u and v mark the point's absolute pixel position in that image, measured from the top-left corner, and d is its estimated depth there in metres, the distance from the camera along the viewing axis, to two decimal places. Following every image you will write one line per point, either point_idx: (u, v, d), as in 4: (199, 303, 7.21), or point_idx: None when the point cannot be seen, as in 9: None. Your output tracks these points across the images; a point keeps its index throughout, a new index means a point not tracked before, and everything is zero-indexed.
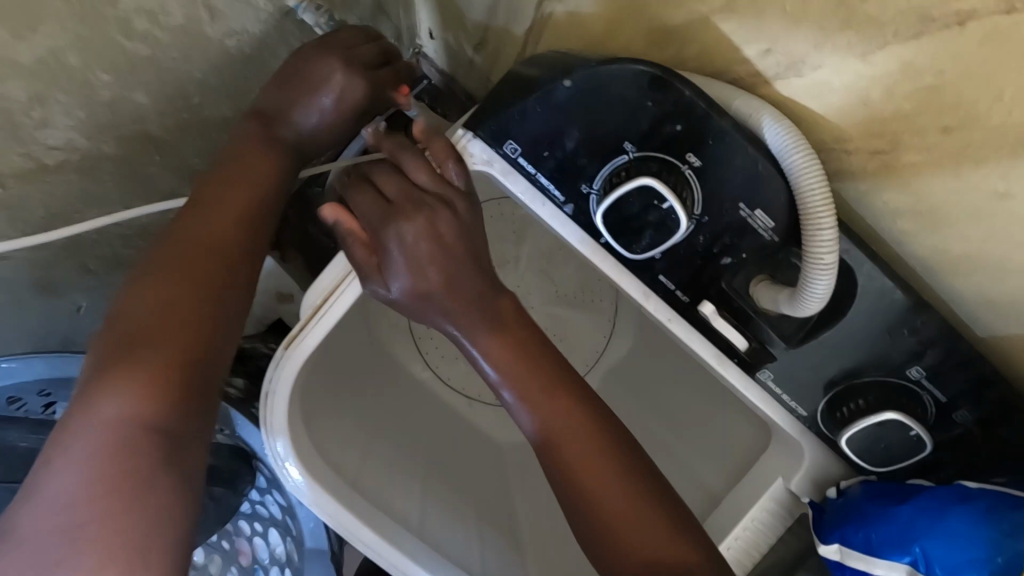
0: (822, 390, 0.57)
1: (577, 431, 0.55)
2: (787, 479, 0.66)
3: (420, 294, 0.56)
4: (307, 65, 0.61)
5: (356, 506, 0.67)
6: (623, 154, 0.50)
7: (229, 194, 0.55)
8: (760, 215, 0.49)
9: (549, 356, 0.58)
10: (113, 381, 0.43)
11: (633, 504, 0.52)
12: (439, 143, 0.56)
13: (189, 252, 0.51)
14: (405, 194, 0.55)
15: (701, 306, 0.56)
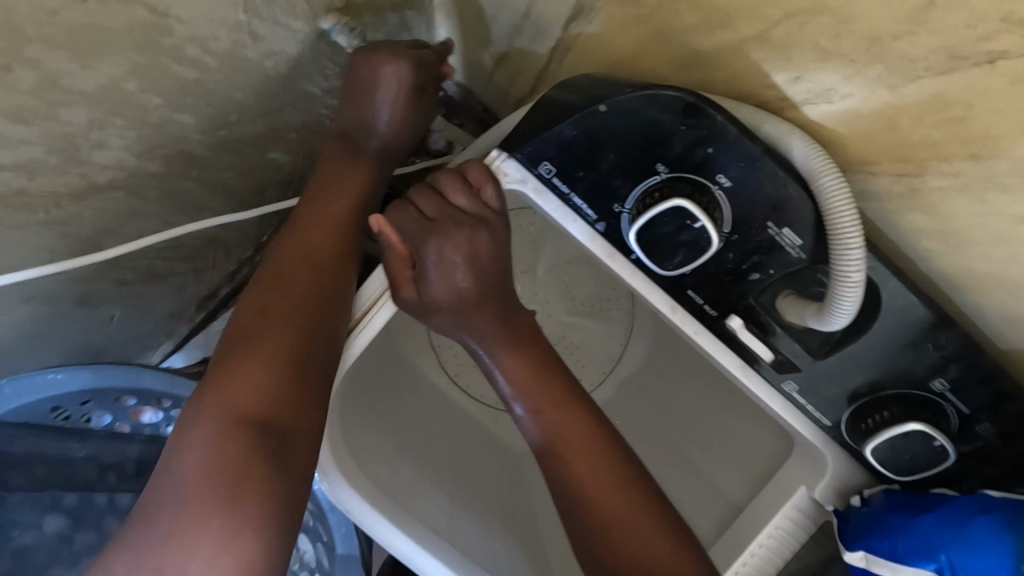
0: (846, 402, 0.59)
1: (583, 444, 0.58)
2: (810, 488, 0.67)
3: (455, 306, 0.58)
4: (359, 64, 0.68)
5: (387, 510, 0.69)
6: (655, 175, 0.52)
7: (332, 210, 0.65)
8: (788, 234, 0.51)
9: (559, 373, 0.62)
10: (231, 374, 0.52)
11: (633, 513, 0.56)
12: (476, 165, 0.58)
13: (298, 263, 0.60)
14: (443, 212, 0.58)
15: (729, 320, 0.57)
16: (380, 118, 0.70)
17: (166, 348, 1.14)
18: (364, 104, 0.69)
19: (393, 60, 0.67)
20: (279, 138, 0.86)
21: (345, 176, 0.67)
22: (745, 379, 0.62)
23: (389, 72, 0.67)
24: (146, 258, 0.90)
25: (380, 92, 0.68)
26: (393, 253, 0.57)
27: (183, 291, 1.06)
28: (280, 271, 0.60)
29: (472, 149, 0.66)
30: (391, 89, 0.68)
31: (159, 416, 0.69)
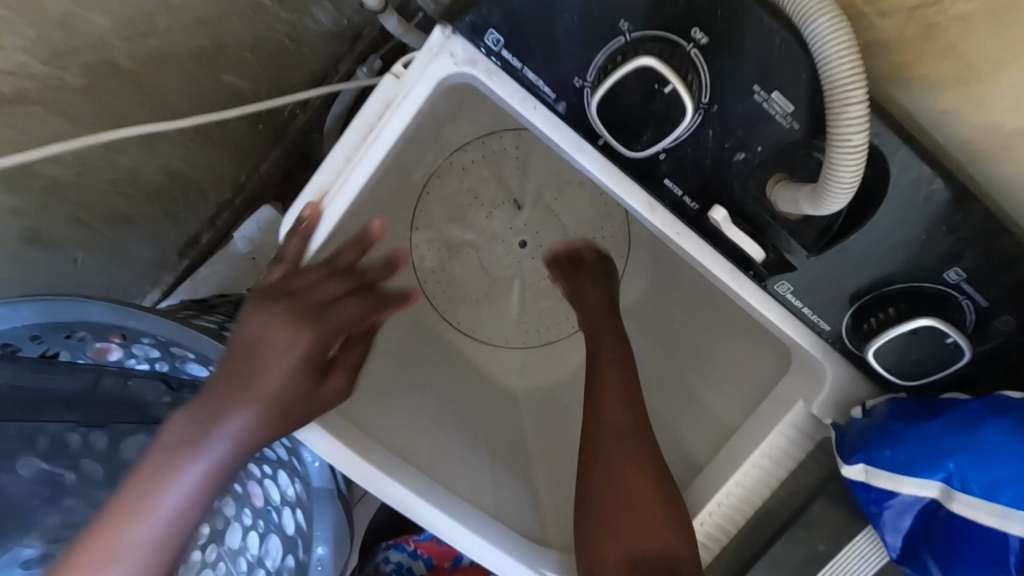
0: (846, 302, 0.52)
1: (625, 449, 0.66)
2: (809, 402, 0.61)
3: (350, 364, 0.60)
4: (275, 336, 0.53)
5: (360, 446, 0.63)
6: (619, 36, 0.43)
7: (319, 318, 0.54)
8: (777, 99, 0.43)
9: (619, 366, 0.73)
10: (161, 490, 0.51)
11: (655, 516, 0.61)
12: (310, 271, 0.55)
13: (263, 374, 0.53)
14: (316, 308, 0.55)
15: (711, 212, 0.50)
16: (277, 377, 0.53)
17: (154, 296, 1.16)
18: (270, 330, 0.52)
19: (302, 362, 0.54)
20: (230, 57, 0.84)
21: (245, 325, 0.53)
22: (733, 283, 0.56)
23: (279, 333, 0.53)
24: (99, 192, 0.87)
25: (304, 320, 0.53)
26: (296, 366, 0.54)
27: (158, 233, 1.05)
28: (219, 374, 0.53)
29: (357, 122, 0.53)
30: (275, 398, 0.53)
31: (126, 353, 0.72)
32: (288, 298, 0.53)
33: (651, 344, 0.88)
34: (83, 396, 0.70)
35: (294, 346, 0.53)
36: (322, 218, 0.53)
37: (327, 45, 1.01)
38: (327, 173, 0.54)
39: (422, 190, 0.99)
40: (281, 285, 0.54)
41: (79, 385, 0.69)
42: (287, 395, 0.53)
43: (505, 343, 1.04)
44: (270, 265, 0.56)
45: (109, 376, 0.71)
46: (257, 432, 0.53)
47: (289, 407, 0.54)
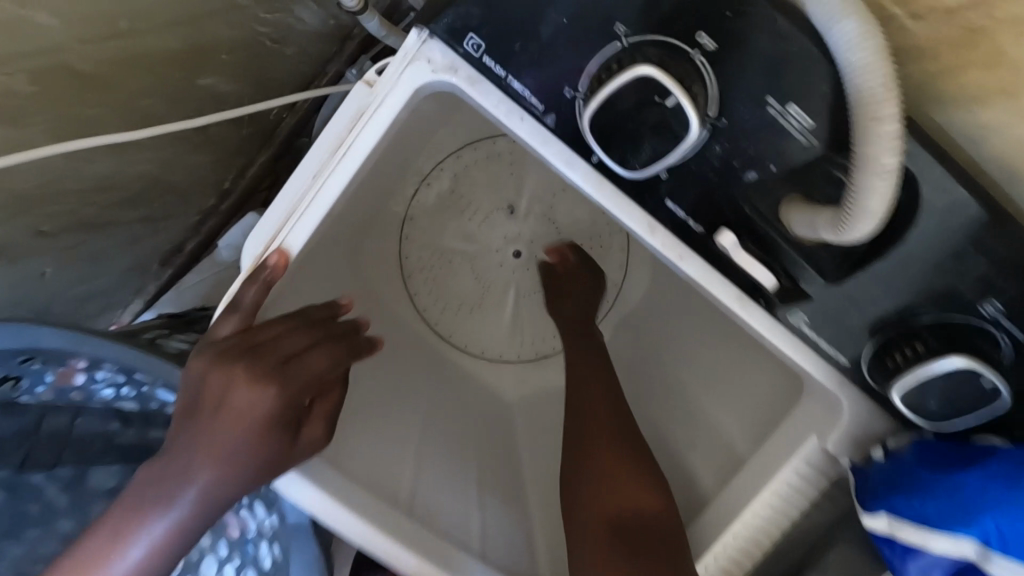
0: (867, 335, 0.47)
1: (612, 434, 0.69)
2: (823, 438, 0.56)
3: (328, 419, 0.53)
4: (232, 390, 0.46)
5: (343, 491, 0.59)
6: (614, 41, 0.38)
7: (285, 369, 0.48)
8: (794, 112, 0.38)
9: (599, 367, 0.78)
10: (122, 547, 0.47)
11: (639, 485, 0.64)
12: (276, 320, 0.50)
13: (224, 431, 0.46)
14: (281, 356, 0.49)
15: (718, 237, 0.45)
16: (237, 434, 0.47)
17: (135, 307, 1.13)
18: (228, 391, 0.46)
19: (268, 425, 0.47)
20: (207, 60, 0.79)
21: (199, 380, 0.47)
22: (742, 312, 0.51)
23: (237, 384, 0.46)
24: (66, 203, 0.81)
25: (268, 379, 0.47)
26: (257, 426, 0.47)
27: (135, 243, 1.00)
28: (181, 425, 0.48)
29: (327, 133, 0.48)
30: (237, 457, 0.47)
31: (91, 378, 0.67)
32: (251, 344, 0.48)
33: (654, 362, 0.83)
34: (27, 435, 0.66)
35: (255, 401, 0.46)
36: (290, 261, 0.48)
37: (313, 46, 0.96)
38: (293, 195, 0.48)
39: (413, 196, 0.94)
40: (240, 338, 0.48)
41: (24, 424, 0.66)
42: (250, 452, 0.47)
43: (500, 356, 0.99)
44: (223, 314, 0.49)
45: (54, 414, 0.67)
46: (222, 491, 0.48)
47: (256, 474, 0.48)
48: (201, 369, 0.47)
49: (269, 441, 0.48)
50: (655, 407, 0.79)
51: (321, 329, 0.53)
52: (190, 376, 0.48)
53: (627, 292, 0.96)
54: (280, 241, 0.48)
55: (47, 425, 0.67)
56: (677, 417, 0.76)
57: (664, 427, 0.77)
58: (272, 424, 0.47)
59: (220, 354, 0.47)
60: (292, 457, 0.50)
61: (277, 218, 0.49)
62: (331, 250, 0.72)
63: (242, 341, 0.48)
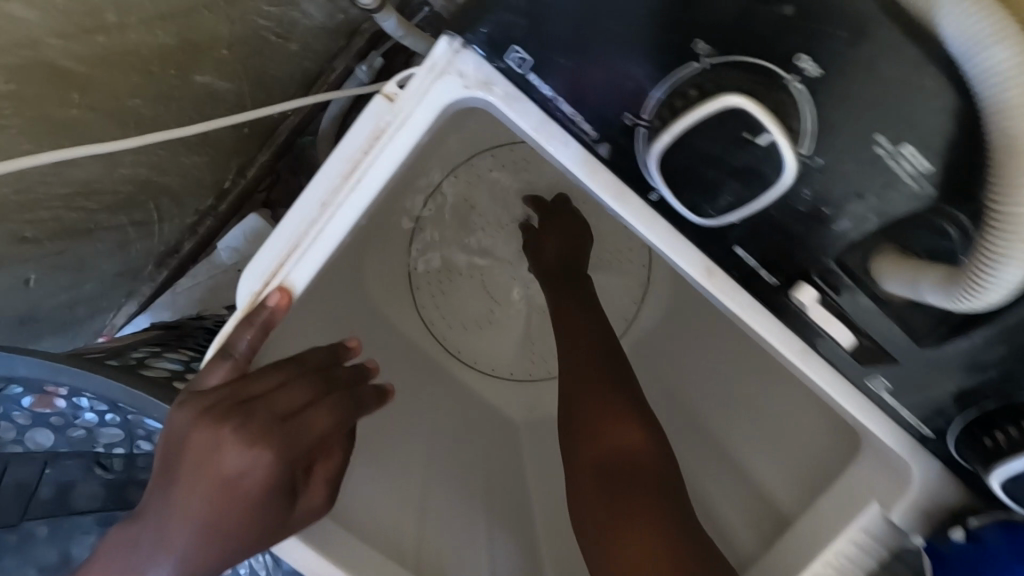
0: (956, 405, 0.40)
1: (595, 380, 0.68)
2: (887, 507, 0.50)
3: (330, 480, 0.47)
4: (220, 453, 0.40)
5: (352, 555, 0.53)
6: (693, 62, 0.31)
7: (283, 427, 0.42)
8: (909, 153, 0.31)
9: (586, 313, 0.76)
10: None
11: (620, 422, 0.63)
12: (272, 369, 0.44)
13: (209, 498, 0.40)
14: (280, 413, 0.42)
15: (797, 292, 0.39)
16: (225, 503, 0.40)
17: (129, 310, 1.05)
18: (216, 453, 0.40)
19: (261, 491, 0.41)
20: (204, 56, 0.72)
21: (183, 437, 0.40)
22: (801, 362, 0.44)
23: (226, 447, 0.40)
24: (50, 208, 0.75)
25: (262, 438, 0.40)
26: (248, 492, 0.40)
27: (126, 247, 0.93)
28: (157, 489, 0.41)
29: (338, 155, 0.41)
30: (223, 529, 0.40)
31: (74, 404, 0.60)
32: (245, 398, 0.41)
33: (682, 396, 0.76)
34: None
35: (248, 466, 0.40)
36: (293, 301, 0.42)
37: (320, 43, 0.89)
38: (296, 226, 0.42)
39: (425, 205, 0.88)
40: (232, 389, 0.42)
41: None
42: (239, 523, 0.41)
43: (512, 375, 0.92)
44: (213, 360, 0.43)
45: (21, 463, 0.61)
46: (203, 567, 0.41)
47: (244, 545, 0.42)
48: (186, 424, 0.40)
49: (261, 509, 0.41)
50: (683, 447, 0.73)
51: (326, 378, 0.47)
52: (172, 432, 0.41)
53: (650, 314, 0.89)
54: (282, 278, 0.42)
55: (13, 475, 0.61)
56: (708, 461, 0.69)
57: (694, 472, 0.70)
58: (267, 491, 0.41)
59: (208, 409, 0.41)
60: (288, 525, 0.44)
61: (276, 250, 0.42)
62: (335, 271, 0.66)
63: (234, 394, 0.41)
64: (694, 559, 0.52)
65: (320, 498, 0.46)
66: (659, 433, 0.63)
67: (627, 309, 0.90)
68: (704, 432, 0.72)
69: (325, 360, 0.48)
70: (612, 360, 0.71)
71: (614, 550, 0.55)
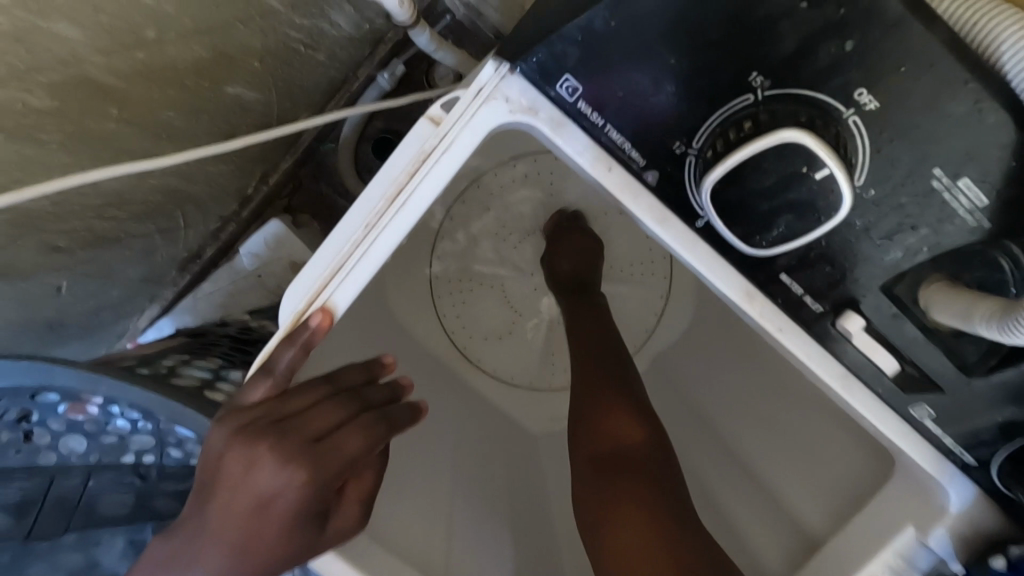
0: (1003, 435, 0.40)
1: (602, 380, 0.68)
2: (922, 531, 0.49)
3: (362, 500, 0.47)
4: (256, 472, 0.39)
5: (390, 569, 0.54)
6: (747, 93, 0.32)
7: (319, 448, 0.41)
8: (965, 187, 0.31)
9: (593, 317, 0.77)
10: None
11: (623, 421, 0.63)
12: (309, 388, 0.43)
13: (244, 517, 0.40)
14: (316, 434, 0.41)
15: (844, 320, 0.39)
16: (260, 521, 0.40)
17: (151, 312, 1.06)
18: (252, 472, 0.39)
19: (295, 512, 0.40)
20: (236, 68, 0.73)
21: (218, 456, 0.40)
22: (842, 393, 0.43)
23: (263, 467, 0.39)
24: (82, 218, 0.76)
25: (298, 459, 0.40)
26: (282, 513, 0.40)
27: (152, 253, 0.95)
28: (191, 506, 0.41)
29: (382, 177, 0.41)
30: (256, 548, 0.40)
31: (105, 411, 0.59)
32: (280, 417, 0.41)
33: (707, 409, 0.76)
34: (32, 505, 0.62)
35: (283, 486, 0.39)
36: (334, 322, 0.42)
37: (346, 51, 0.90)
38: (338, 248, 0.42)
39: (445, 214, 0.88)
40: (269, 408, 0.41)
41: (29, 490, 0.61)
42: (273, 541, 0.40)
43: (533, 385, 0.91)
44: (252, 378, 0.43)
45: (67, 476, 0.63)
46: None
47: (277, 566, 0.42)
48: (222, 443, 0.40)
49: (295, 529, 0.41)
50: (707, 462, 0.72)
51: (362, 399, 0.46)
52: (208, 450, 0.41)
53: (671, 326, 0.88)
54: (324, 298, 0.42)
55: (56, 490, 0.62)
56: (733, 477, 0.69)
57: (720, 490, 0.69)
58: (302, 511, 0.41)
59: (244, 428, 0.40)
60: (321, 545, 0.44)
61: (318, 272, 0.43)
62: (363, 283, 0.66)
63: (271, 414, 0.41)
64: (692, 554, 0.53)
65: (351, 518, 0.46)
66: (661, 432, 0.64)
67: (647, 320, 0.89)
68: (728, 448, 0.71)
69: (359, 379, 0.48)
70: (620, 362, 0.71)
71: (613, 542, 0.55)
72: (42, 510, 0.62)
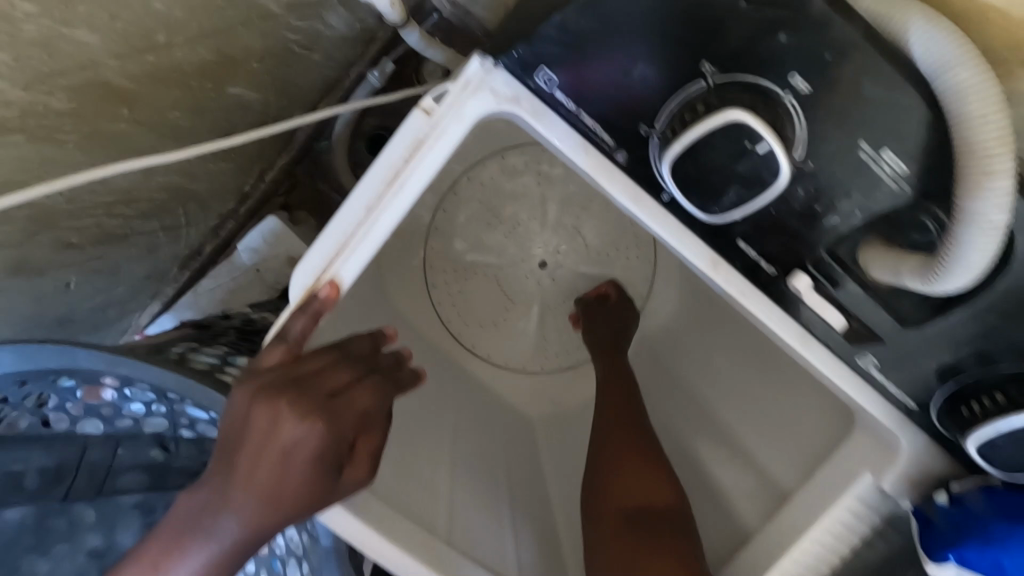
0: (940, 381, 0.45)
1: (624, 431, 0.72)
2: (878, 476, 0.55)
3: (371, 455, 0.52)
4: (276, 425, 0.45)
5: (395, 528, 0.58)
6: (700, 80, 0.37)
7: (331, 404, 0.46)
8: (888, 158, 0.36)
9: (619, 377, 0.80)
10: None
11: (640, 476, 0.66)
12: (320, 354, 0.49)
13: (266, 466, 0.45)
14: (327, 392, 0.47)
15: (793, 279, 0.44)
16: (281, 469, 0.45)
17: (152, 310, 1.09)
18: (272, 425, 0.44)
19: (310, 461, 0.45)
20: (237, 70, 0.77)
21: (243, 412, 0.45)
22: (802, 349, 0.48)
23: (282, 420, 0.44)
24: (91, 215, 0.80)
25: (312, 412, 0.45)
26: (300, 462, 0.45)
27: (155, 251, 0.98)
28: (219, 459, 0.46)
29: (381, 163, 0.46)
30: (277, 493, 0.45)
31: (121, 394, 0.64)
32: (296, 378, 0.46)
33: (690, 383, 0.81)
34: (67, 472, 0.66)
35: (300, 436, 0.45)
36: (342, 294, 0.46)
37: (339, 51, 0.94)
38: (344, 227, 0.47)
39: (436, 207, 0.93)
40: (285, 370, 0.47)
41: (65, 457, 0.66)
42: (292, 488, 0.46)
43: (524, 368, 0.96)
44: (268, 345, 0.48)
45: (95, 446, 0.67)
46: (261, 527, 0.46)
47: (295, 512, 0.46)
48: (245, 401, 0.46)
49: (311, 477, 0.46)
50: (689, 431, 0.77)
51: (367, 363, 0.52)
52: (233, 408, 0.46)
53: (655, 307, 0.93)
54: (332, 273, 0.47)
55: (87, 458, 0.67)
56: (713, 443, 0.74)
57: (702, 456, 0.74)
58: (316, 459, 0.46)
59: (264, 387, 0.46)
60: (335, 495, 0.49)
61: (326, 249, 0.47)
62: None
63: (287, 374, 0.46)
64: None
65: (361, 473, 0.51)
66: (679, 487, 0.66)
67: (633, 303, 0.94)
68: (709, 416, 0.76)
69: (364, 347, 0.53)
70: (641, 416, 0.74)
71: None
72: (76, 478, 0.66)
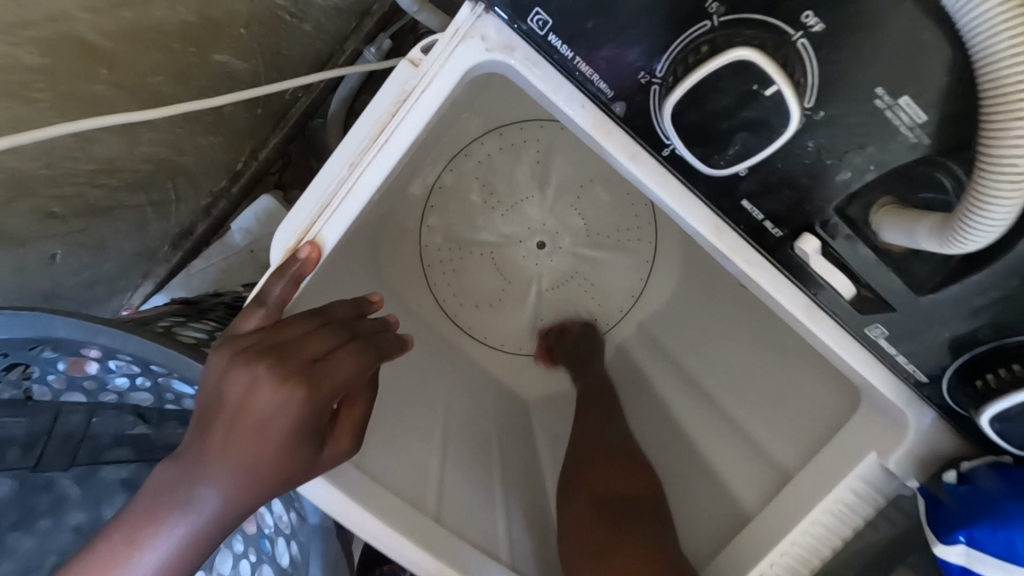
0: (954, 352, 0.43)
1: (599, 441, 0.73)
2: (883, 455, 0.53)
3: (356, 424, 0.50)
4: (255, 390, 0.42)
5: (381, 506, 0.56)
6: (704, 20, 0.34)
7: (311, 369, 0.44)
8: (906, 105, 0.33)
9: (603, 401, 0.81)
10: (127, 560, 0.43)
11: (620, 477, 0.66)
12: (300, 318, 0.47)
13: (246, 433, 0.43)
14: (309, 357, 0.44)
15: (801, 242, 0.42)
16: (261, 436, 0.43)
17: (145, 289, 1.04)
18: (250, 390, 0.42)
19: (292, 428, 0.43)
20: (223, 34, 0.74)
21: (221, 377, 0.43)
22: (809, 322, 0.46)
23: (261, 385, 0.42)
24: (72, 184, 0.77)
25: (292, 377, 0.43)
26: (281, 428, 0.43)
27: (145, 227, 0.95)
28: (197, 428, 0.44)
29: (366, 118, 0.44)
30: (257, 461, 0.43)
31: (104, 369, 0.61)
32: (275, 342, 0.44)
33: (690, 365, 0.78)
34: (36, 442, 0.62)
35: (280, 402, 0.43)
36: (323, 255, 0.45)
37: (333, 21, 0.90)
38: (325, 186, 0.45)
39: (434, 183, 0.88)
40: (263, 335, 0.45)
41: (37, 424, 0.62)
42: (273, 456, 0.44)
43: (521, 349, 0.93)
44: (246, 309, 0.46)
45: (69, 412, 0.63)
46: (243, 497, 0.44)
47: (277, 481, 0.45)
48: (222, 366, 0.44)
49: (293, 445, 0.44)
50: (688, 413, 0.75)
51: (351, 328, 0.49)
52: (211, 374, 0.44)
53: (657, 289, 0.90)
54: (313, 234, 0.45)
55: (60, 427, 0.63)
56: (714, 426, 0.71)
57: (700, 438, 0.71)
58: (298, 426, 0.44)
59: (242, 352, 0.44)
60: (318, 464, 0.47)
61: (308, 209, 0.45)
62: (352, 241, 0.68)
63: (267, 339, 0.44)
64: None
65: (346, 442, 0.49)
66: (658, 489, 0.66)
67: (631, 284, 0.92)
68: (710, 400, 0.73)
69: (348, 312, 0.51)
70: (614, 429, 0.75)
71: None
72: (48, 445, 0.63)
